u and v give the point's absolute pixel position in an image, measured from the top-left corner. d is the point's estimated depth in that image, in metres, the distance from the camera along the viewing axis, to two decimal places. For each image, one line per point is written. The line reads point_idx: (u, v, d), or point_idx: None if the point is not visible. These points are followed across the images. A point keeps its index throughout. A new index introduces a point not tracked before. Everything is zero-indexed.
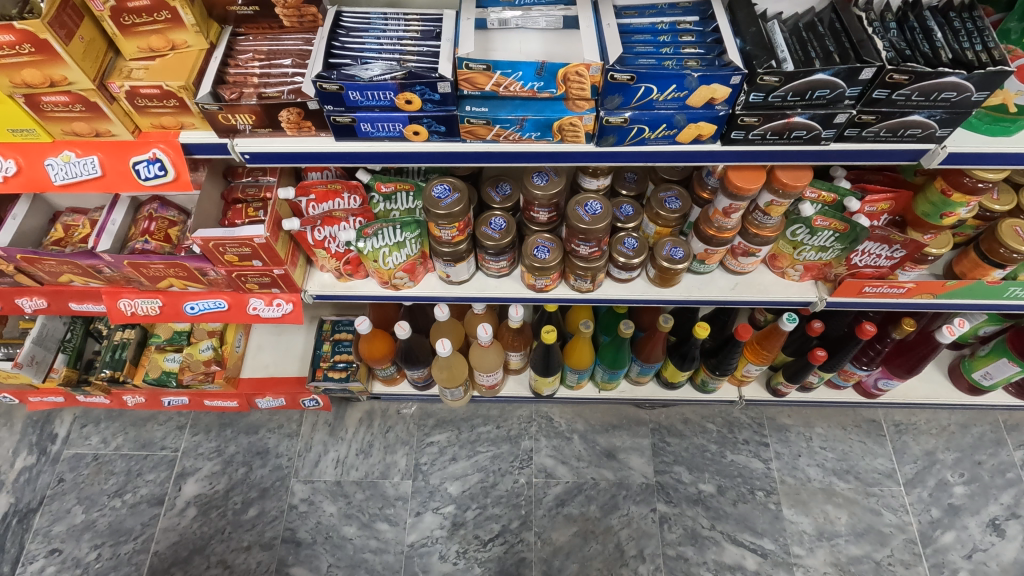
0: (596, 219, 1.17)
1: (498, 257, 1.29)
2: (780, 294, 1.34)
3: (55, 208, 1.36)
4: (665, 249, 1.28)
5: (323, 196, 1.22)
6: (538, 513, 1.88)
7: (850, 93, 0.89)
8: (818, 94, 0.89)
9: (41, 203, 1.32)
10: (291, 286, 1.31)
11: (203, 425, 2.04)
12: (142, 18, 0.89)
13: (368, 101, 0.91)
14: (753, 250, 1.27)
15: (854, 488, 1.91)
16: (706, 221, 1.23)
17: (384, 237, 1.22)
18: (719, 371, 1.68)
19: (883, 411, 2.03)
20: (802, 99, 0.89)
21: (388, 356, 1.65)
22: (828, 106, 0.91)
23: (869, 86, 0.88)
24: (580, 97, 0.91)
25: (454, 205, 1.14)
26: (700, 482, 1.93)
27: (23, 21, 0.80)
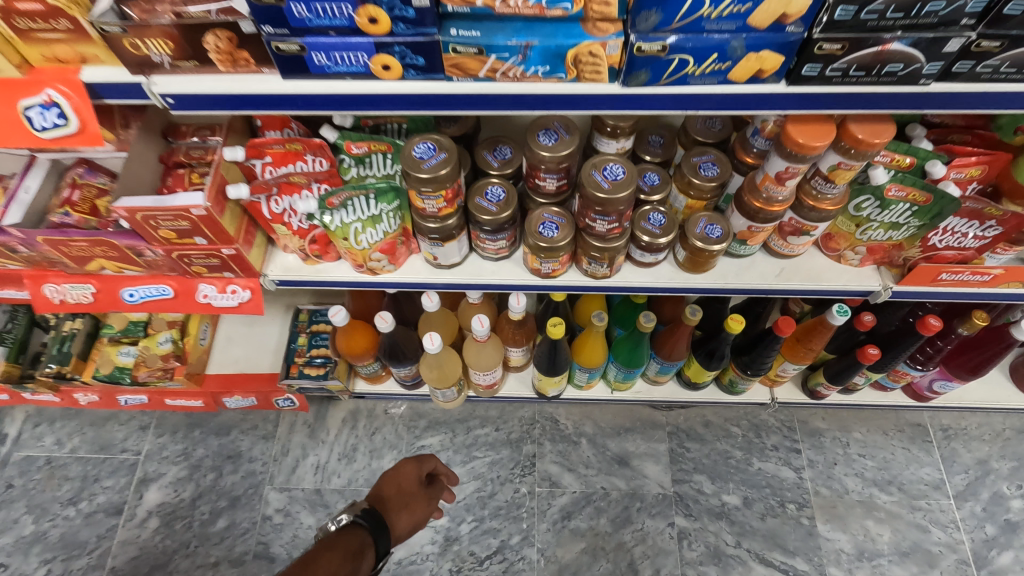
0: (617, 186, 0.93)
1: (496, 237, 1.06)
2: (834, 281, 1.11)
3: None
4: (699, 226, 1.06)
5: (282, 158, 0.99)
6: (541, 527, 1.68)
7: (973, 6, 0.65)
8: (930, 9, 0.65)
9: None
10: (246, 269, 1.10)
11: (169, 425, 1.84)
12: None
13: (320, 18, 0.68)
14: (806, 229, 1.04)
15: (897, 501, 1.70)
16: (751, 190, 0.99)
17: (353, 210, 0.98)
18: (750, 371, 1.46)
19: (928, 415, 1.81)
20: (906, 15, 0.66)
21: (370, 352, 1.43)
22: (938, 29, 0.67)
23: None
24: (603, 16, 0.70)
25: (439, 168, 0.91)
26: (723, 494, 1.72)
27: None
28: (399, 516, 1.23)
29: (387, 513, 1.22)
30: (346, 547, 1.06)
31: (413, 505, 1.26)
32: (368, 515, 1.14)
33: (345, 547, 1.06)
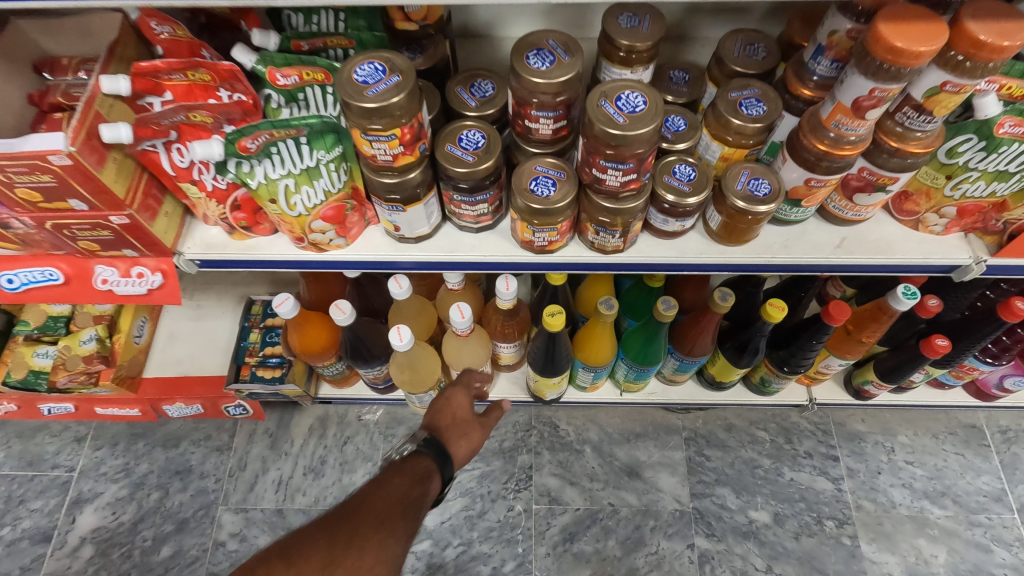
0: (635, 120, 0.67)
1: (474, 199, 0.81)
2: (913, 253, 0.86)
3: None
4: (740, 181, 0.81)
5: (186, 95, 0.73)
6: (540, 551, 1.44)
7: None
8: None
9: None
10: (151, 244, 0.84)
11: (109, 437, 1.59)
12: None
13: None
14: (881, 183, 0.78)
15: (952, 516, 1.46)
16: (812, 130, 0.74)
17: (280, 160, 0.73)
18: (787, 368, 1.21)
19: (984, 415, 1.57)
20: None
21: (330, 350, 1.19)
22: None
23: None
24: None
25: (389, 93, 0.65)
26: (750, 510, 1.48)
27: None
28: (461, 439, 1.03)
29: (448, 441, 1.01)
30: (413, 472, 0.92)
31: (472, 432, 1.05)
32: (428, 442, 0.97)
33: (410, 473, 0.91)
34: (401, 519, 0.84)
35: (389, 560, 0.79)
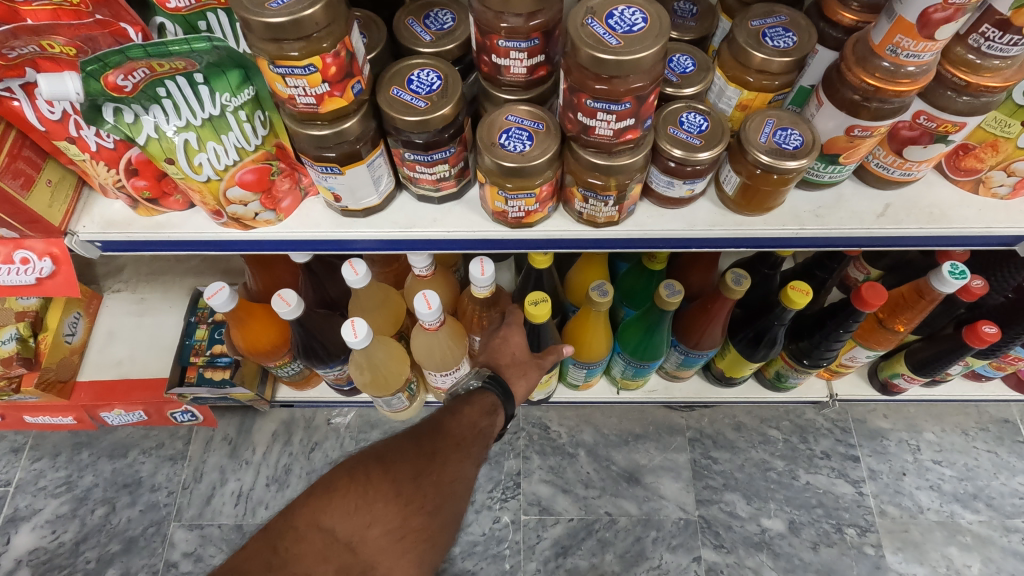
0: (630, 41, 0.51)
1: (431, 159, 0.65)
2: (972, 222, 0.70)
3: None
4: (763, 133, 0.65)
5: None
6: (530, 567, 1.29)
7: None
8: None
9: None
10: (30, 223, 0.67)
11: (49, 447, 1.43)
12: None
13: None
14: (940, 132, 0.62)
15: (986, 521, 1.32)
16: (859, 61, 0.58)
17: (172, 107, 0.57)
18: (807, 361, 1.06)
19: (1018, 408, 1.43)
20: None
21: (281, 348, 1.03)
22: None
23: None
24: None
25: (300, 6, 0.49)
26: (762, 518, 1.33)
27: None
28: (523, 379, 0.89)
29: (514, 379, 0.88)
30: (481, 404, 0.83)
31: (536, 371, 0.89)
32: (494, 380, 0.85)
33: (478, 405, 0.83)
34: (476, 443, 0.79)
35: (467, 478, 0.77)
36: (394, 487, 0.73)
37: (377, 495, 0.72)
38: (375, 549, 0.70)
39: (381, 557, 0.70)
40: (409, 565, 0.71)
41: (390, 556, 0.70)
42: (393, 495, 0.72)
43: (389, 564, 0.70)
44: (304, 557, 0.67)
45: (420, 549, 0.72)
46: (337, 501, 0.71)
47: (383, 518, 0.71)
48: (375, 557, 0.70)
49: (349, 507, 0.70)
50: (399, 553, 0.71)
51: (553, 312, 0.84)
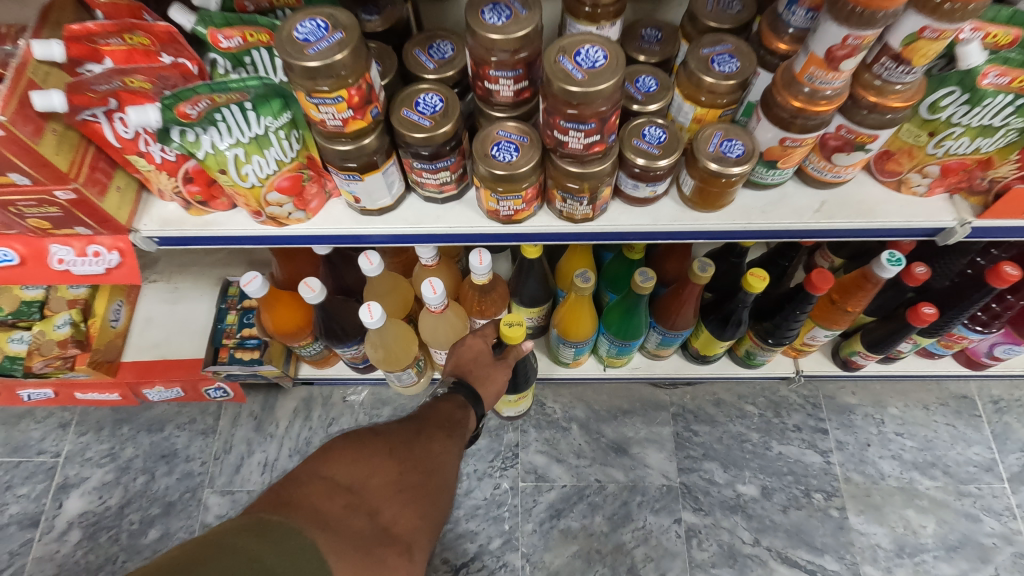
0: (594, 75, 0.64)
1: (435, 167, 0.78)
2: (895, 216, 0.83)
3: None
4: (711, 144, 0.77)
5: (126, 61, 0.70)
6: (526, 528, 1.44)
7: None
8: None
9: None
10: (106, 222, 0.82)
11: (93, 422, 1.59)
12: None
13: None
14: (860, 141, 0.75)
15: (942, 487, 1.45)
16: (787, 85, 0.70)
17: (226, 128, 0.69)
18: (772, 340, 1.19)
19: (976, 385, 1.55)
20: None
21: (304, 330, 1.17)
22: None
23: None
24: None
25: (332, 51, 0.62)
26: (737, 484, 1.47)
27: None
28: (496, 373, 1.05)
29: (482, 382, 1.04)
30: (455, 400, 1.01)
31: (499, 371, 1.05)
32: (462, 383, 1.02)
33: (453, 401, 1.00)
34: (455, 428, 0.96)
35: (449, 451, 0.92)
36: (387, 449, 0.87)
37: (374, 454, 0.85)
38: (378, 496, 0.81)
39: (384, 505, 0.81)
40: (409, 512, 0.82)
41: (391, 503, 0.81)
42: (385, 457, 0.86)
43: (391, 508, 0.81)
44: (316, 495, 0.76)
45: (417, 502, 0.84)
46: (336, 456, 0.83)
47: (383, 471, 0.84)
48: (379, 501, 0.81)
49: (350, 461, 0.83)
50: (399, 501, 0.82)
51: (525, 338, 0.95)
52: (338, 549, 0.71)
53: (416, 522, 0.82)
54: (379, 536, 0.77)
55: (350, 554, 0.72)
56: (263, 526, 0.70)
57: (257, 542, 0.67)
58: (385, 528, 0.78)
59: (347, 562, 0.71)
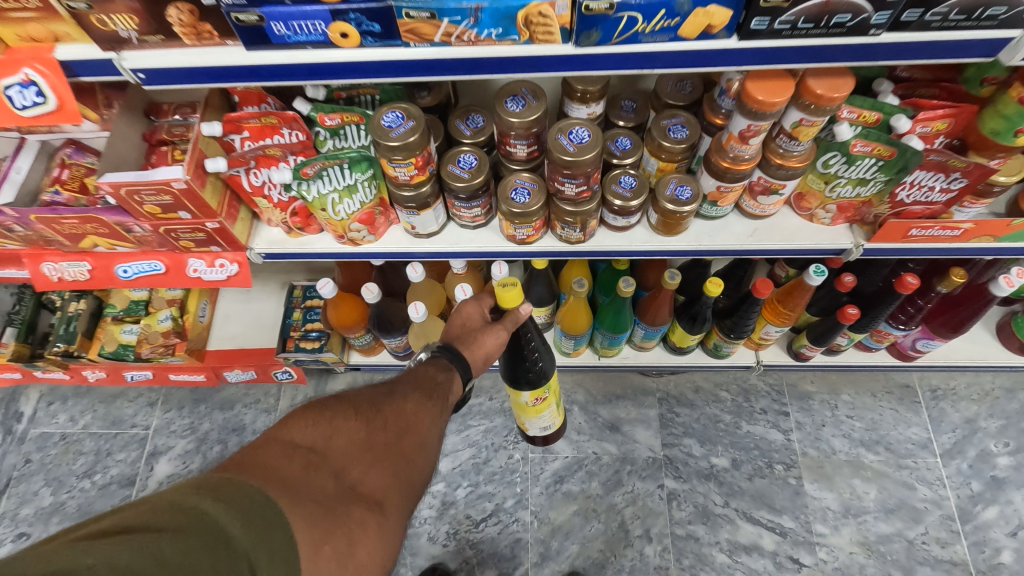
0: (581, 149, 0.95)
1: (471, 205, 1.09)
2: (808, 240, 1.13)
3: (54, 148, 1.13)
4: (669, 189, 1.07)
5: (259, 132, 1.01)
6: (535, 491, 1.73)
7: (877, 19, 0.72)
8: (837, 21, 0.73)
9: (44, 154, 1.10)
10: (233, 243, 1.13)
11: (176, 401, 1.91)
12: (11, 4, 0.74)
13: (297, 35, 0.76)
14: (775, 187, 1.05)
15: (884, 460, 1.73)
16: (718, 151, 1.01)
17: (329, 180, 1.02)
18: (734, 334, 1.48)
19: (917, 376, 1.83)
20: (817, 25, 0.73)
21: (359, 324, 1.48)
22: (847, 35, 0.75)
23: (900, 8, 0.71)
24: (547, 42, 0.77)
25: (408, 135, 0.93)
26: (712, 456, 1.76)
27: None
28: (485, 338, 1.05)
29: (465, 346, 1.05)
30: (438, 363, 1.01)
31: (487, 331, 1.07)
32: (445, 347, 1.04)
33: (436, 365, 1.01)
34: (436, 390, 0.96)
35: (425, 411, 0.91)
36: (353, 410, 0.86)
37: (338, 415, 0.84)
38: (344, 456, 0.79)
39: (352, 465, 0.79)
40: (378, 471, 0.80)
41: (359, 463, 0.80)
42: (352, 418, 0.84)
43: (359, 467, 0.80)
44: (274, 457, 0.75)
45: (387, 460, 0.82)
46: (296, 419, 0.81)
47: (350, 431, 0.83)
48: (344, 460, 0.79)
49: (311, 422, 0.81)
50: (367, 460, 0.81)
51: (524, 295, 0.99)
52: (299, 504, 0.70)
53: (388, 481, 0.81)
54: (346, 493, 0.76)
55: (312, 509, 0.71)
56: (219, 485, 0.66)
57: (212, 500, 0.64)
58: (352, 486, 0.77)
59: (308, 519, 0.69)
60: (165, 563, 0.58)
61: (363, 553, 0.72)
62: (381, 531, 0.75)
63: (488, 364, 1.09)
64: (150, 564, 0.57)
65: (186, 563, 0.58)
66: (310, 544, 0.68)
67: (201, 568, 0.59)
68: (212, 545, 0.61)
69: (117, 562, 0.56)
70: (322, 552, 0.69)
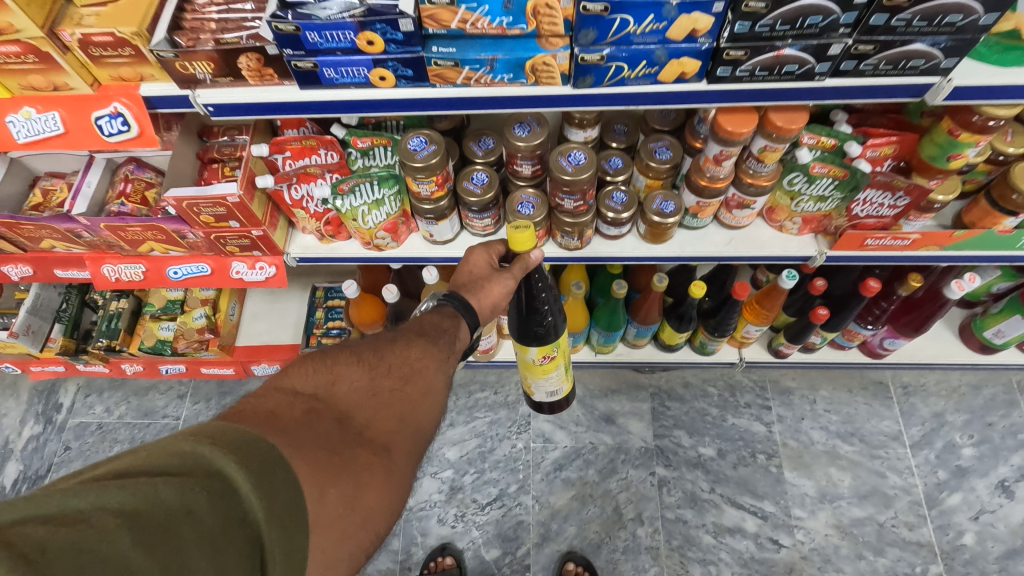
0: (579, 169, 1.10)
1: (482, 215, 1.24)
2: (778, 248, 1.28)
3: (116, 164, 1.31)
4: (655, 203, 1.22)
5: (299, 153, 1.18)
6: (536, 477, 1.88)
7: (819, 69, 0.88)
8: (787, 70, 0.89)
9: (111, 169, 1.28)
10: (272, 248, 1.29)
11: (204, 394, 2.07)
12: (108, 52, 0.89)
13: (343, 78, 0.92)
14: (747, 202, 1.21)
15: (858, 451, 1.88)
16: (698, 171, 1.16)
17: (361, 195, 1.17)
18: (717, 332, 1.63)
19: (890, 373, 1.99)
20: (771, 73, 0.89)
21: (378, 321, 1.63)
22: (797, 80, 0.91)
23: (838, 60, 0.87)
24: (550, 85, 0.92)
25: (431, 157, 1.09)
26: (699, 446, 1.91)
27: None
28: (492, 285, 0.99)
29: (471, 293, 0.99)
30: (443, 312, 0.98)
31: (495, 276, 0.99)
32: (450, 295, 0.99)
33: (442, 313, 0.98)
34: (443, 336, 0.95)
35: (430, 356, 0.91)
36: (355, 359, 0.86)
37: (341, 364, 0.84)
38: (349, 402, 0.80)
39: (356, 411, 0.79)
40: (383, 416, 0.80)
41: (364, 409, 0.80)
42: (355, 367, 0.85)
43: (363, 413, 0.79)
44: (277, 403, 0.74)
45: (392, 405, 0.82)
46: (297, 369, 0.81)
47: (354, 379, 0.83)
48: (349, 406, 0.79)
49: (313, 373, 0.81)
50: (372, 405, 0.81)
51: (536, 238, 0.91)
52: (302, 446, 0.68)
53: (392, 426, 0.81)
54: (351, 438, 0.75)
55: (317, 452, 0.69)
56: (217, 427, 0.63)
57: (210, 443, 0.60)
58: (357, 431, 0.77)
59: (315, 460, 0.68)
60: (165, 504, 0.54)
61: (370, 494, 0.72)
62: (387, 475, 0.75)
63: (495, 313, 1.03)
64: (150, 506, 0.54)
65: (190, 503, 0.55)
66: (316, 485, 0.67)
67: (202, 508, 0.56)
68: (213, 487, 0.57)
69: (116, 503, 0.53)
70: (329, 494, 0.67)
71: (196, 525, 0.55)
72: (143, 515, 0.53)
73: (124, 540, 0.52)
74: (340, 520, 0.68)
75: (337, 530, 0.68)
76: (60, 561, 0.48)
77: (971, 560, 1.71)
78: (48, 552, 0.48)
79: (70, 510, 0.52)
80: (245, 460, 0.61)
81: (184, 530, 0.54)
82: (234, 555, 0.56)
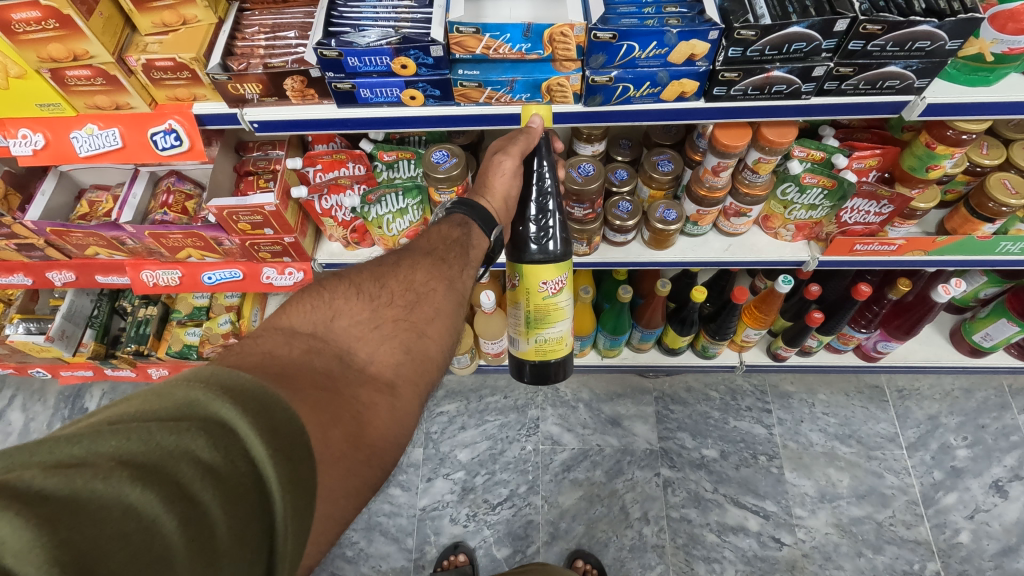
0: (588, 180, 1.20)
1: None
2: (773, 254, 1.37)
3: (156, 175, 1.42)
4: (658, 212, 1.32)
5: (329, 165, 1.30)
6: (545, 478, 1.95)
7: (805, 87, 0.98)
8: (776, 89, 0.99)
9: (153, 181, 1.40)
10: (301, 254, 1.38)
11: None
12: (168, 76, 1.00)
13: (377, 97, 1.02)
14: (744, 211, 1.30)
15: (856, 452, 1.95)
16: (697, 181, 1.26)
17: (387, 204, 1.27)
18: (718, 336, 1.71)
19: (885, 378, 2.07)
20: (762, 92, 1.00)
21: None
22: (786, 98, 1.01)
23: (821, 81, 0.97)
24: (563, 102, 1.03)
25: (453, 169, 1.18)
26: (702, 448, 1.98)
27: (89, 23, 0.90)
28: (493, 178, 1.01)
29: (480, 198, 1.01)
30: (452, 221, 0.98)
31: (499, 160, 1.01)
32: (457, 202, 1.00)
33: (450, 222, 0.98)
34: (455, 245, 0.94)
35: (434, 280, 0.88)
36: (355, 291, 0.81)
37: (339, 297, 0.79)
38: (350, 337, 0.74)
39: (358, 345, 0.74)
40: (388, 350, 0.75)
41: (367, 342, 0.75)
42: (356, 298, 0.80)
43: (365, 347, 0.74)
44: (273, 343, 0.69)
45: (398, 336, 0.77)
46: (294, 307, 0.76)
47: (354, 311, 0.78)
48: (350, 341, 0.74)
49: (310, 310, 0.76)
50: (374, 338, 0.76)
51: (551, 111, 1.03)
52: (298, 386, 0.62)
53: (397, 357, 0.75)
54: (351, 376, 0.70)
55: (315, 392, 0.63)
56: (209, 368, 0.54)
57: (203, 382, 0.51)
58: (358, 367, 0.71)
59: (312, 398, 0.62)
60: (160, 446, 0.46)
61: (374, 431, 0.66)
62: (395, 410, 0.70)
63: (510, 211, 1.05)
64: (144, 448, 0.46)
65: (187, 443, 0.47)
66: (316, 423, 0.59)
67: (201, 448, 0.47)
68: (212, 426, 0.48)
69: (108, 448, 0.45)
70: (331, 434, 0.61)
71: (197, 466, 0.46)
72: (139, 458, 0.45)
73: (122, 480, 0.43)
74: (345, 459, 0.62)
75: (345, 469, 0.61)
76: (53, 507, 0.40)
77: (967, 558, 1.77)
78: (39, 499, 0.40)
79: (62, 457, 0.44)
80: (243, 396, 0.51)
81: (184, 472, 0.46)
82: (241, 494, 0.47)
